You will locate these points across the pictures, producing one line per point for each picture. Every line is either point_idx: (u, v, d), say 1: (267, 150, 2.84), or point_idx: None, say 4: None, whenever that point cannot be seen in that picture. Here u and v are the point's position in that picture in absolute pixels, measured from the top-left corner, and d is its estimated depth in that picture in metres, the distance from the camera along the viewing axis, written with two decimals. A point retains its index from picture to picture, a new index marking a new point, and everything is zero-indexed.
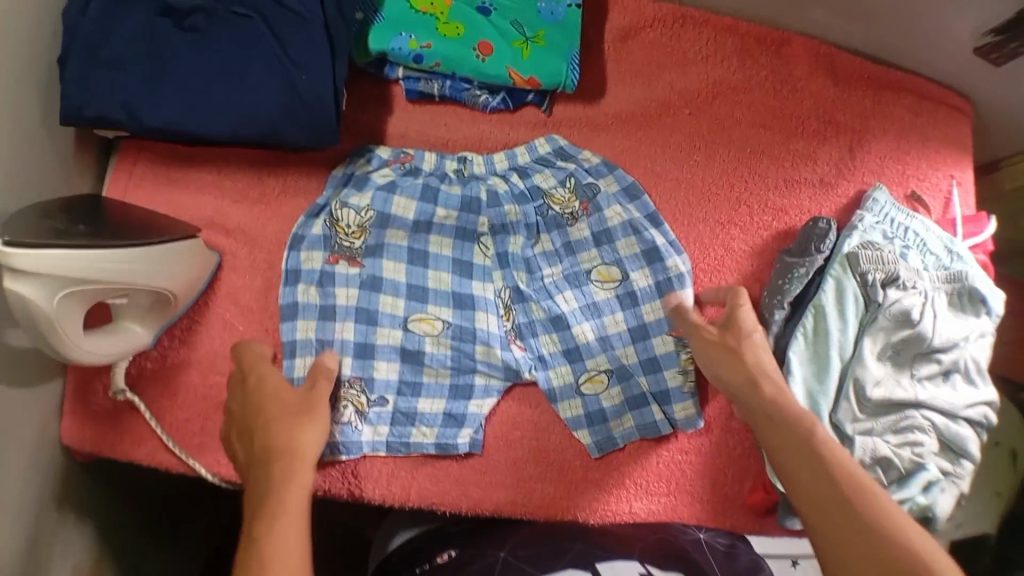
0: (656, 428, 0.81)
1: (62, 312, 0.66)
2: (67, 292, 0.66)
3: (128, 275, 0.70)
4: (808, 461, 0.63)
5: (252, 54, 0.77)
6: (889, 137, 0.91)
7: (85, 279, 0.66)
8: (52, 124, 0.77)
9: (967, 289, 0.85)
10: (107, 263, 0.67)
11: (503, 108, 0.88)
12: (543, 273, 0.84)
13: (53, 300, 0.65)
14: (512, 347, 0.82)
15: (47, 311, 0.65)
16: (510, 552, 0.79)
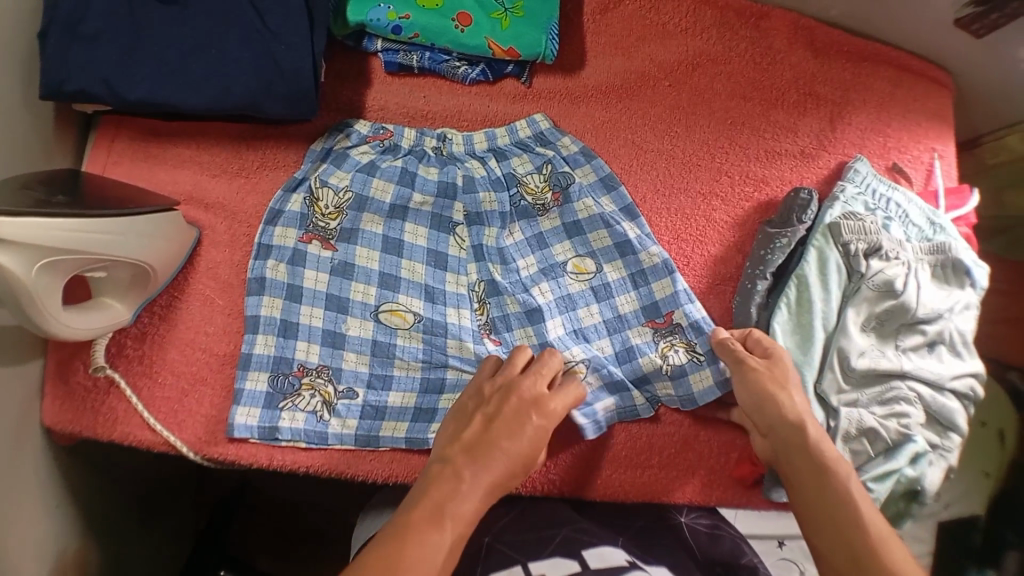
0: (634, 412, 0.81)
1: (44, 284, 0.66)
2: (46, 262, 0.65)
3: (110, 246, 0.69)
4: (834, 510, 0.63)
5: (230, 24, 0.77)
6: (869, 108, 0.91)
7: (64, 250, 0.66)
8: (32, 99, 0.77)
9: (950, 261, 0.85)
10: (87, 234, 0.67)
11: (482, 80, 0.88)
12: (518, 266, 0.83)
13: (33, 271, 0.64)
14: (484, 342, 0.80)
15: (26, 282, 0.64)
16: (491, 536, 0.75)
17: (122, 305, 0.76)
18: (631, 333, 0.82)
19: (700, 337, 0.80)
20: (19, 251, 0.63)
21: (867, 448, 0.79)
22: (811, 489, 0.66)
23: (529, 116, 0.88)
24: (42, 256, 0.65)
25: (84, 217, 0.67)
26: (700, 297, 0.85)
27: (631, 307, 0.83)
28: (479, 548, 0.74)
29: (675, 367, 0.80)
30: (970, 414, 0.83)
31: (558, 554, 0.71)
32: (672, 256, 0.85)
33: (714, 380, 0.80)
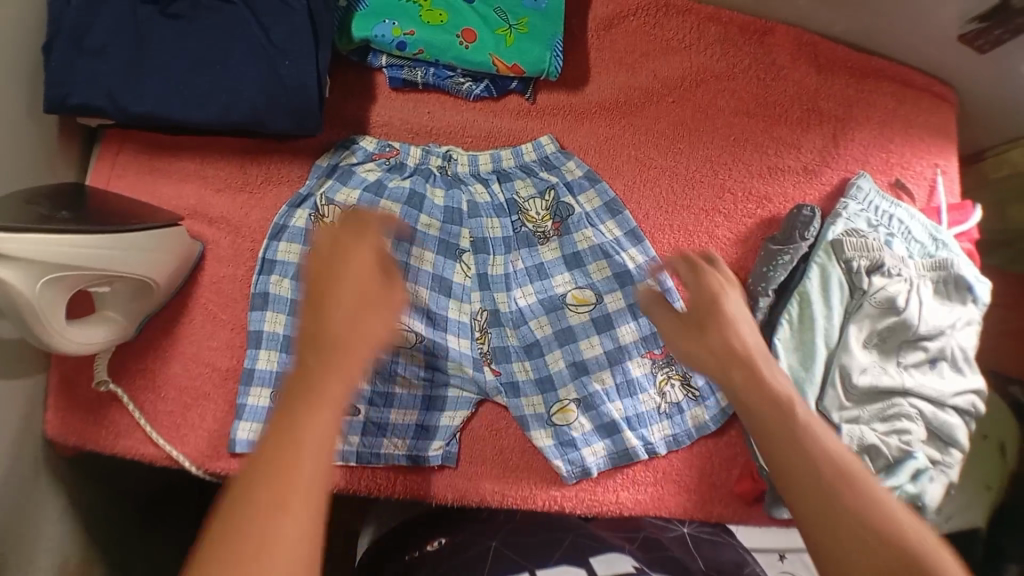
0: (629, 455, 0.81)
1: (47, 301, 0.66)
2: (51, 278, 0.65)
3: (113, 262, 0.69)
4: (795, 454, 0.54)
5: (235, 40, 0.77)
6: (871, 124, 0.91)
7: (68, 265, 0.66)
8: (37, 113, 0.77)
9: (952, 276, 0.86)
10: (91, 249, 0.67)
11: (487, 96, 0.88)
12: (517, 298, 0.84)
13: (38, 286, 0.64)
14: (484, 369, 0.82)
15: (31, 298, 0.64)
16: (500, 541, 0.76)
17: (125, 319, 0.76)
18: (631, 366, 0.83)
19: (695, 368, 0.84)
20: (21, 268, 0.63)
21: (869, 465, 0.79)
22: (759, 391, 0.59)
23: (534, 138, 0.88)
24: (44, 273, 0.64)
25: (86, 234, 0.67)
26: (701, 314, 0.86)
27: (631, 337, 0.83)
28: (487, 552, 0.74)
29: (671, 403, 0.83)
30: (970, 429, 0.83)
31: (568, 563, 0.71)
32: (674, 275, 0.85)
33: (709, 415, 0.83)
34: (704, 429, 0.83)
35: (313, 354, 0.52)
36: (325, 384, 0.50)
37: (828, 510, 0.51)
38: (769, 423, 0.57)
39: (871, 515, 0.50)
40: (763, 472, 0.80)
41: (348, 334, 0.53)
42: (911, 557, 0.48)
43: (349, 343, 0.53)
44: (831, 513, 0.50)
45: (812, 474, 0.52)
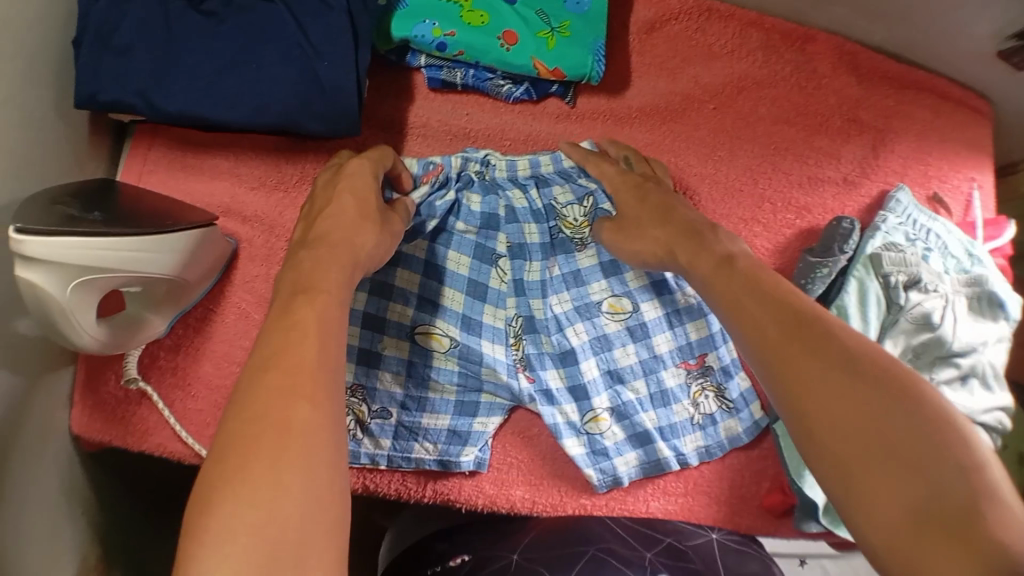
0: (660, 466, 0.80)
1: (75, 301, 0.65)
2: (84, 281, 0.64)
3: (145, 263, 0.68)
4: (761, 312, 0.58)
5: (272, 39, 0.75)
6: (911, 136, 0.90)
7: (102, 269, 0.65)
8: (67, 108, 0.76)
9: (986, 293, 0.84)
10: (126, 254, 0.66)
11: (526, 99, 0.86)
12: (553, 304, 0.83)
13: (68, 290, 0.64)
14: (518, 377, 0.80)
15: (59, 300, 0.63)
16: (521, 556, 0.72)
17: (155, 318, 0.75)
18: (665, 376, 0.82)
19: (730, 380, 0.83)
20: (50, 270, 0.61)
21: None
22: (733, 279, 0.62)
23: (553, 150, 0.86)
24: (72, 276, 0.63)
25: (118, 235, 0.65)
26: None
27: (667, 347, 0.83)
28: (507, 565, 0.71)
29: (704, 414, 0.82)
30: (996, 445, 0.83)
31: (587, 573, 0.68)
32: None
33: (742, 428, 0.82)
34: (738, 442, 0.82)
35: (314, 246, 0.64)
36: (319, 271, 0.60)
37: (816, 365, 0.52)
38: (747, 303, 0.59)
39: (859, 360, 0.51)
40: (793, 487, 0.79)
41: (337, 232, 0.65)
42: (911, 403, 0.48)
43: (341, 237, 0.65)
44: (816, 364, 0.52)
45: (776, 325, 0.56)
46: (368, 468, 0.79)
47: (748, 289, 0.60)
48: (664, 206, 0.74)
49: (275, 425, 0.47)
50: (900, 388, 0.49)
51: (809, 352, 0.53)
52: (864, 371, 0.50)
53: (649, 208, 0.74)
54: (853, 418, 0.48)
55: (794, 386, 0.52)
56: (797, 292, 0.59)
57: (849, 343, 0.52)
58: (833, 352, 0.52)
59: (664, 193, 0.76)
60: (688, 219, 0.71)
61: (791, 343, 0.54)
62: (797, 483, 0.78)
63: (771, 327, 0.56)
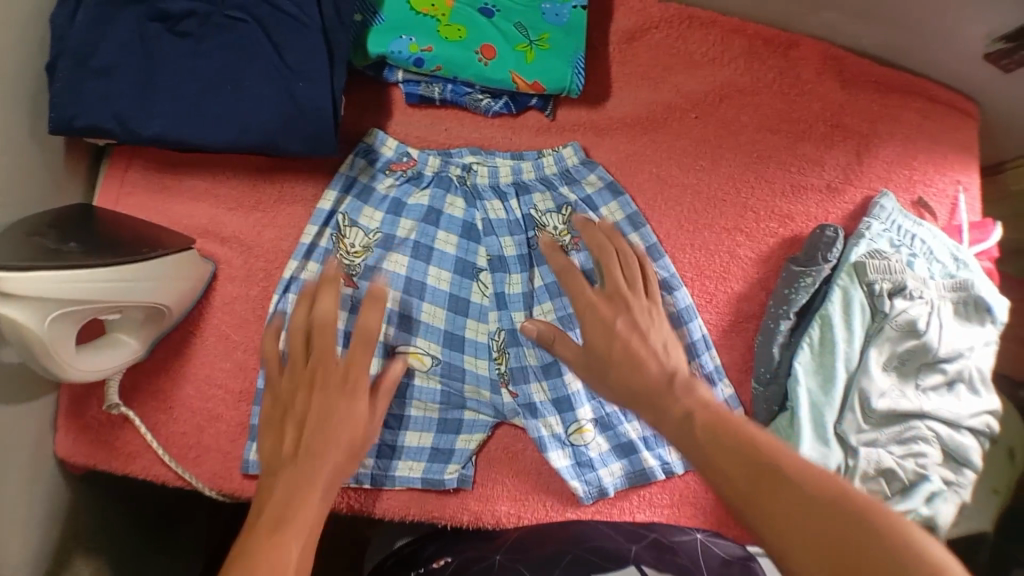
0: (646, 475, 0.80)
1: (59, 337, 0.65)
2: (61, 313, 0.64)
3: (125, 292, 0.68)
4: (725, 445, 0.55)
5: (247, 61, 0.75)
6: (895, 141, 0.90)
7: (79, 301, 0.64)
8: (42, 134, 0.75)
9: (972, 298, 0.84)
10: (102, 283, 0.65)
11: (505, 113, 0.85)
12: (536, 315, 0.83)
13: (47, 323, 0.63)
14: (501, 391, 0.81)
15: (40, 335, 0.63)
16: (504, 556, 0.73)
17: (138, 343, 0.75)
18: None
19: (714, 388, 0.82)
20: (28, 307, 0.62)
21: (884, 488, 0.80)
22: (693, 433, 0.58)
23: (554, 148, 0.85)
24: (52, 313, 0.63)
25: (96, 268, 0.65)
26: (721, 336, 0.85)
27: None
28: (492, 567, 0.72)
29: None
30: (984, 450, 0.83)
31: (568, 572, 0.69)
32: (695, 293, 0.85)
33: None
34: None
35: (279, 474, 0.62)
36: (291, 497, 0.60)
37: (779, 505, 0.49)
38: (714, 445, 0.55)
39: (820, 501, 0.49)
40: None
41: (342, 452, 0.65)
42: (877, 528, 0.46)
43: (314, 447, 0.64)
44: (780, 504, 0.49)
45: (740, 462, 0.53)
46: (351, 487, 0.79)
47: (705, 420, 0.58)
48: (637, 365, 0.65)
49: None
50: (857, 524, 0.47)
51: (771, 489, 0.50)
52: (822, 514, 0.48)
53: (618, 363, 0.66)
54: (824, 555, 0.46)
55: (765, 517, 0.50)
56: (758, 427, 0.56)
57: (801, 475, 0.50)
58: (797, 484, 0.50)
59: (632, 338, 0.67)
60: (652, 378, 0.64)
61: (752, 486, 0.51)
62: None
63: (733, 464, 0.53)
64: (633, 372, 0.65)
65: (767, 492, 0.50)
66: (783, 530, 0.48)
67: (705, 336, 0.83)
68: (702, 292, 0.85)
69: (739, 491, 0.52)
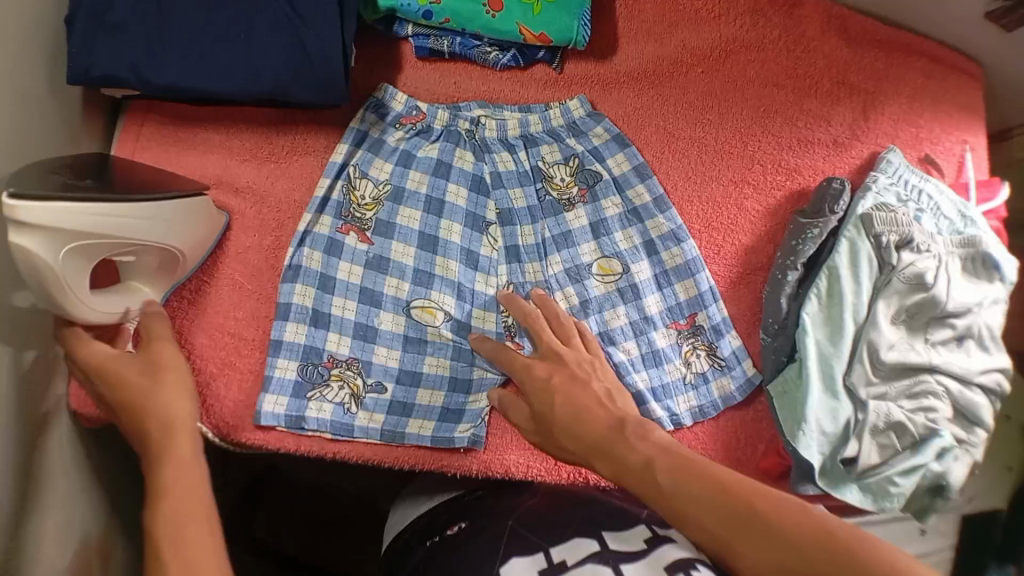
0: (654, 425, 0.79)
1: (73, 270, 0.66)
2: (74, 247, 0.64)
3: (137, 230, 0.69)
4: (696, 489, 0.58)
5: (260, 10, 0.76)
6: (901, 98, 0.90)
7: (93, 235, 0.65)
8: (59, 85, 0.77)
9: (980, 254, 0.84)
10: (116, 219, 0.66)
11: (513, 66, 0.88)
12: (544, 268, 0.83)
13: (61, 256, 0.64)
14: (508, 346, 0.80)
15: (53, 265, 0.64)
16: (518, 521, 0.72)
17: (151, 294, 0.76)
18: (657, 337, 0.82)
19: (721, 339, 0.83)
20: (43, 239, 0.62)
21: (895, 441, 0.79)
22: (658, 481, 0.60)
23: (560, 101, 0.88)
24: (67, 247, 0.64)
25: (111, 203, 0.66)
26: (730, 286, 0.85)
27: (657, 308, 0.83)
28: (504, 533, 0.71)
29: (696, 373, 0.83)
30: (995, 409, 0.83)
31: (578, 536, 0.68)
32: (703, 246, 0.85)
33: (734, 386, 0.83)
34: (734, 400, 0.82)
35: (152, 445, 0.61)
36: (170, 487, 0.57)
37: (760, 545, 0.54)
38: (683, 497, 0.58)
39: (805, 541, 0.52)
40: (789, 449, 0.79)
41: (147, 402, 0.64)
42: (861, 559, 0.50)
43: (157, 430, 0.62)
44: (768, 546, 0.53)
45: (718, 508, 0.56)
46: (363, 443, 0.77)
47: (671, 460, 0.61)
48: (572, 404, 0.68)
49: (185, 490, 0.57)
50: (845, 552, 0.51)
51: (754, 537, 0.54)
52: (806, 551, 0.52)
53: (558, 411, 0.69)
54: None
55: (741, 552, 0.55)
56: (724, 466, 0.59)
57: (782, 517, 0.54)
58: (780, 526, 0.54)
59: (569, 389, 0.70)
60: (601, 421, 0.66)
61: (734, 538, 0.55)
62: (792, 444, 0.79)
63: (708, 509, 0.57)
64: (579, 419, 0.67)
65: (752, 541, 0.54)
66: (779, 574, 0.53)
67: (714, 288, 0.83)
68: (710, 247, 0.85)
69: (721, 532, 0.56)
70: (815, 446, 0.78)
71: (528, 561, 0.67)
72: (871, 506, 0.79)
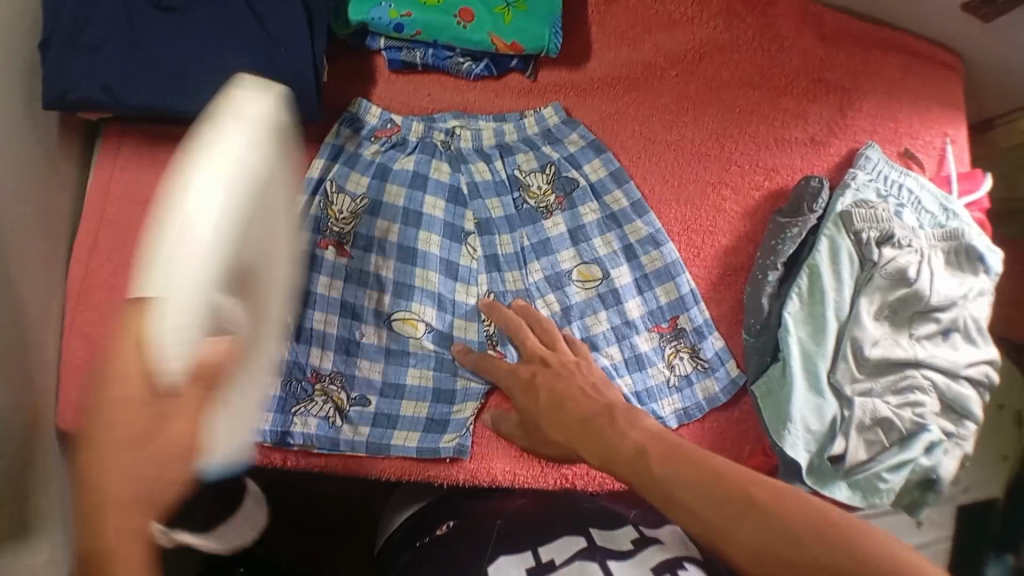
0: None
1: (285, 159, 0.54)
2: (285, 138, 0.54)
3: (279, 162, 0.53)
4: (688, 475, 0.58)
5: (230, 29, 0.77)
6: (879, 95, 0.89)
7: (286, 136, 0.54)
8: (36, 111, 0.78)
9: (964, 247, 0.83)
10: (293, 160, 0.56)
11: (487, 75, 0.88)
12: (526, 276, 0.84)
13: (280, 137, 0.53)
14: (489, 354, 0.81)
15: (275, 128, 0.52)
16: (505, 522, 0.73)
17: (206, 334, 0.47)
18: (639, 341, 0.83)
19: (704, 341, 0.83)
20: (261, 96, 0.52)
21: (882, 438, 0.78)
22: (648, 467, 0.60)
23: (536, 108, 0.88)
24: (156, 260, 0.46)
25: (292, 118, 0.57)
26: (711, 288, 0.85)
27: (638, 312, 0.83)
28: (492, 534, 0.71)
29: (680, 376, 0.83)
30: (984, 401, 0.82)
31: (566, 535, 0.69)
32: (682, 248, 0.85)
33: (718, 387, 0.83)
34: (718, 401, 0.83)
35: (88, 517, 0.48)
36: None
37: (754, 535, 0.54)
38: (673, 486, 0.58)
39: (799, 526, 0.53)
40: (775, 448, 0.80)
41: (112, 490, 0.47)
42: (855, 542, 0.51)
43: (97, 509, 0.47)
44: (760, 531, 0.54)
45: (713, 495, 0.56)
46: (350, 457, 0.78)
47: (663, 449, 0.61)
48: (557, 396, 0.72)
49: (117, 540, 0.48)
50: (843, 544, 0.51)
51: (747, 522, 0.54)
52: (805, 540, 0.52)
53: (546, 405, 0.72)
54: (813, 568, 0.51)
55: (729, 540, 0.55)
56: (716, 455, 0.60)
57: (775, 503, 0.54)
58: (773, 513, 0.54)
59: (551, 383, 0.74)
60: (584, 410, 0.69)
61: (726, 524, 0.55)
62: (778, 445, 0.79)
63: (699, 496, 0.57)
64: (560, 412, 0.71)
65: (743, 527, 0.54)
66: (773, 558, 0.53)
67: (694, 291, 0.83)
68: (689, 250, 0.85)
69: (711, 519, 0.56)
70: (801, 445, 0.78)
71: (515, 558, 0.67)
72: (861, 503, 0.79)
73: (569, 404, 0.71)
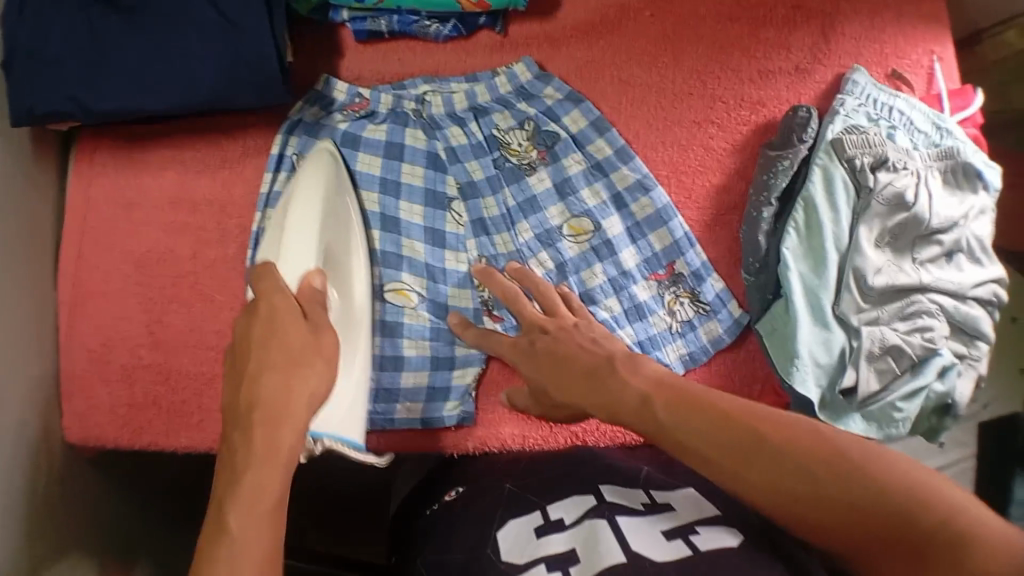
0: None
1: (321, 192, 0.76)
2: (329, 176, 0.77)
3: (324, 199, 0.76)
4: (700, 416, 0.57)
5: (184, 21, 0.74)
6: (861, 16, 0.85)
7: (332, 179, 0.77)
8: (5, 128, 0.76)
9: (960, 165, 0.79)
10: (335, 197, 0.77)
11: (456, 36, 0.86)
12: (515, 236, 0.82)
13: (327, 179, 0.77)
14: (485, 320, 0.80)
15: (325, 177, 0.76)
16: (515, 485, 0.71)
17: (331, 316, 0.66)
18: (638, 290, 0.82)
19: (703, 284, 0.81)
20: (324, 169, 0.77)
21: (894, 365, 0.76)
22: (655, 417, 0.59)
23: (507, 65, 0.86)
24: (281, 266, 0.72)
25: (327, 175, 0.77)
26: (705, 230, 0.84)
27: (634, 261, 0.82)
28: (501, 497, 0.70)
29: (682, 321, 0.82)
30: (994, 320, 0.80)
31: (578, 495, 0.66)
32: (673, 191, 0.84)
33: (722, 329, 0.81)
34: (722, 343, 0.81)
35: (255, 425, 0.57)
36: (252, 535, 0.52)
37: (766, 472, 0.54)
38: (681, 429, 0.57)
39: (813, 464, 0.53)
40: (784, 387, 0.79)
41: (266, 409, 0.57)
42: (875, 480, 0.51)
43: (273, 438, 0.56)
44: (779, 472, 0.54)
45: (724, 439, 0.56)
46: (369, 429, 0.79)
47: (669, 390, 0.60)
48: (555, 353, 0.70)
49: (261, 454, 0.55)
50: (860, 477, 0.52)
51: (764, 464, 0.54)
52: (819, 476, 0.52)
53: (545, 363, 0.69)
54: (831, 509, 0.52)
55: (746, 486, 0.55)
56: (720, 393, 0.59)
57: (790, 444, 0.54)
58: (787, 456, 0.54)
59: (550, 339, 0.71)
60: (586, 356, 0.67)
61: (739, 468, 0.55)
62: (786, 382, 0.78)
63: (713, 436, 0.56)
64: (558, 367, 0.68)
65: (758, 467, 0.54)
66: (795, 498, 0.53)
67: (689, 234, 0.81)
68: (680, 193, 0.84)
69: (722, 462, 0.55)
70: (810, 380, 0.77)
71: (523, 520, 0.65)
72: (877, 435, 0.79)
73: (573, 356, 0.68)
